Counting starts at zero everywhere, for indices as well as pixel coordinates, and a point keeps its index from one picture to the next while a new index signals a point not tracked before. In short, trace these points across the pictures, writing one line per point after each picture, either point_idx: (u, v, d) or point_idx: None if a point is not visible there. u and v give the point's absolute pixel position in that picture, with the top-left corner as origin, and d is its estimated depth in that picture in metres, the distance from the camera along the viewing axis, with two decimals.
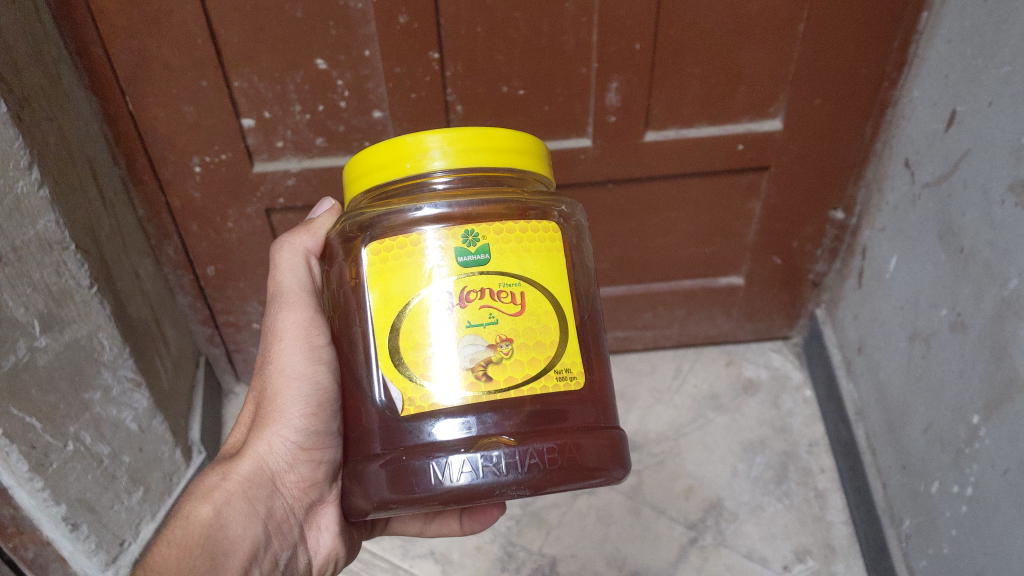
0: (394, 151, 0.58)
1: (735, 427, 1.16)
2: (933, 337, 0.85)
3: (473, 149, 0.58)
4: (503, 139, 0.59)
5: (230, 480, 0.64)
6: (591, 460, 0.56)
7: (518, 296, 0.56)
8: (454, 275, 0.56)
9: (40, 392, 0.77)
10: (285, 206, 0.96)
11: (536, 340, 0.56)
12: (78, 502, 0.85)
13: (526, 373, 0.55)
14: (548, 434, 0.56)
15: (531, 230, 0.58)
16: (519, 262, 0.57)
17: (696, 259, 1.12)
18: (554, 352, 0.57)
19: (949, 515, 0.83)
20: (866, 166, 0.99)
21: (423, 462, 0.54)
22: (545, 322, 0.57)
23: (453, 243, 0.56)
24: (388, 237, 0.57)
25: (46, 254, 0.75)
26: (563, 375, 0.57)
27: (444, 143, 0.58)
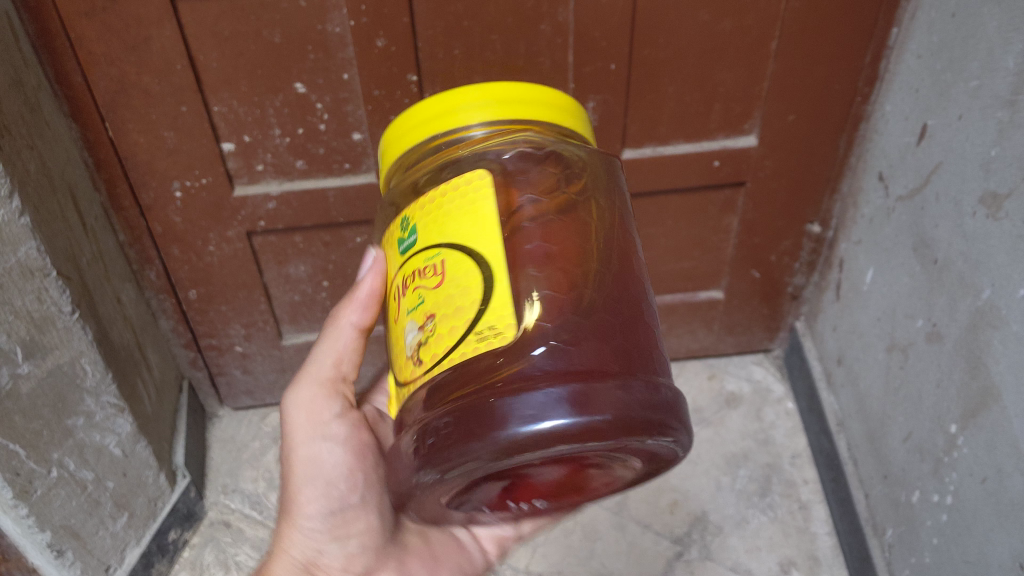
0: (424, 116, 0.57)
1: (718, 440, 1.16)
2: (910, 347, 0.87)
3: (499, 101, 0.55)
4: (530, 93, 0.56)
5: None
6: (649, 402, 0.50)
7: (439, 266, 0.51)
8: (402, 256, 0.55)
9: (24, 419, 0.77)
10: (266, 228, 0.97)
11: (459, 305, 0.50)
12: (62, 529, 0.85)
13: (450, 343, 0.50)
14: (607, 374, 0.49)
15: (457, 182, 0.52)
16: (444, 226, 0.52)
17: (676, 274, 1.13)
18: (475, 313, 0.49)
19: (930, 524, 0.83)
20: (841, 180, 1.01)
21: (475, 405, 0.48)
22: (472, 284, 0.50)
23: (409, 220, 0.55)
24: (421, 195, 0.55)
25: (27, 280, 0.75)
26: (483, 336, 0.49)
27: (480, 101, 0.55)
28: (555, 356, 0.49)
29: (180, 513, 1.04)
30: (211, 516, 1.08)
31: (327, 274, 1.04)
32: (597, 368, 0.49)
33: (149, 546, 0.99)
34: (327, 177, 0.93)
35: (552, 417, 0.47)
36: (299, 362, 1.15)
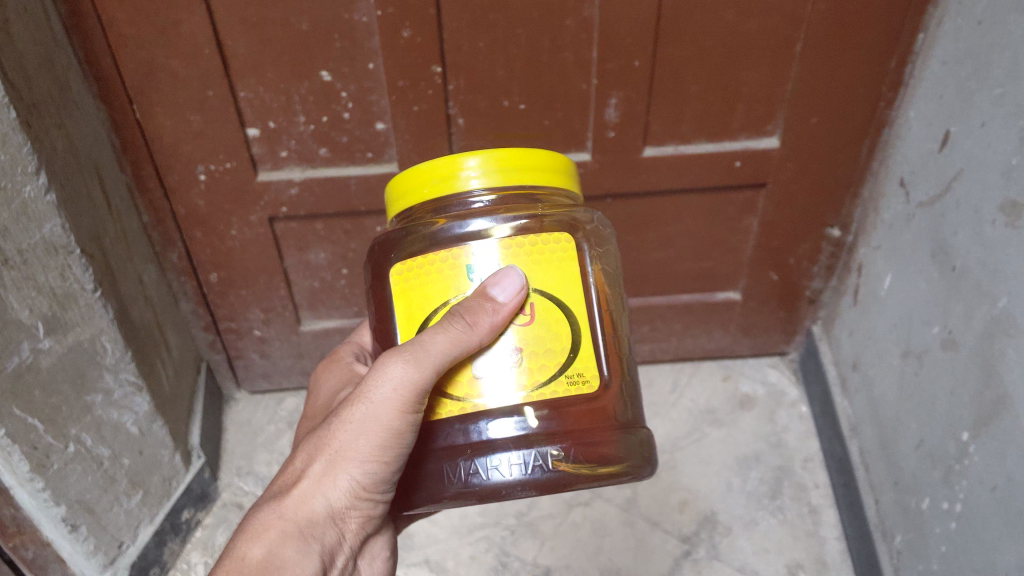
0: (436, 177, 0.60)
1: (731, 441, 1.16)
2: (926, 353, 0.86)
3: (513, 168, 0.60)
4: (543, 160, 0.61)
5: (284, 516, 0.60)
6: (611, 448, 0.61)
7: (530, 307, 0.59)
8: (456, 292, 0.59)
9: (43, 394, 0.78)
10: (288, 214, 0.98)
11: (546, 347, 0.59)
12: (77, 504, 0.86)
13: (534, 382, 0.59)
14: (577, 436, 0.60)
15: (540, 242, 0.60)
16: (529, 274, 0.59)
17: (694, 273, 1.14)
18: (563, 359, 0.59)
19: (939, 531, 0.83)
20: (862, 185, 1.00)
21: (474, 458, 0.59)
22: (555, 325, 0.59)
23: (463, 260, 0.59)
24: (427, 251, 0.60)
25: (51, 257, 0.76)
26: (573, 380, 0.59)
27: (483, 165, 0.59)
28: (544, 416, 0.60)
29: (194, 493, 1.05)
30: (224, 497, 1.10)
31: (346, 262, 1.05)
32: (573, 426, 0.61)
33: (163, 525, 1.00)
34: (349, 166, 0.94)
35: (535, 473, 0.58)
36: (317, 348, 1.16)
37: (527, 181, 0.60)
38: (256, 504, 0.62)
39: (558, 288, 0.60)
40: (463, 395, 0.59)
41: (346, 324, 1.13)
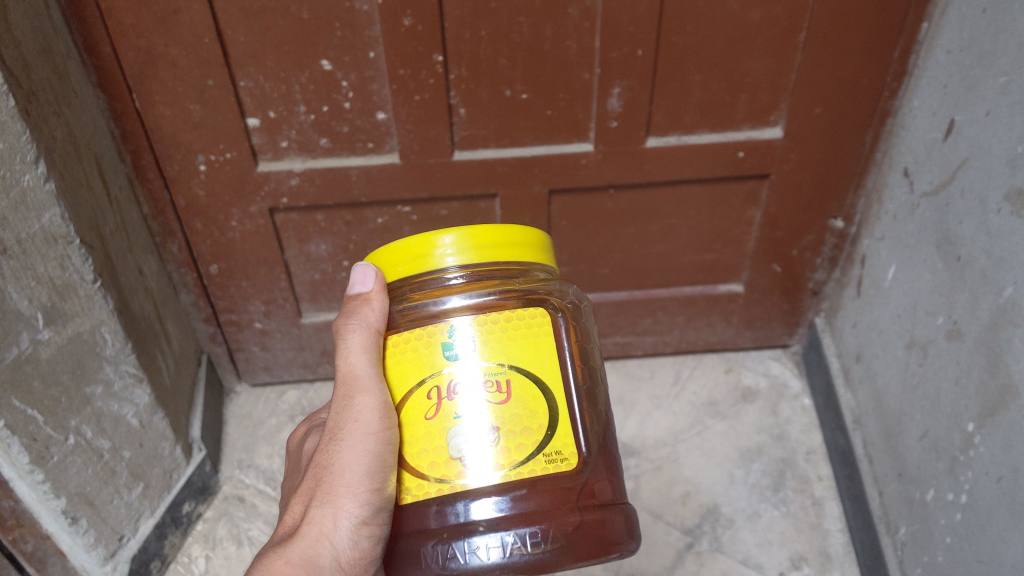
0: (414, 255, 0.65)
1: (733, 434, 1.16)
2: (930, 344, 0.86)
3: (487, 244, 0.65)
4: (519, 237, 0.66)
5: (291, 561, 0.65)
6: (586, 527, 0.63)
7: (504, 384, 0.62)
8: (434, 373, 0.62)
9: (42, 385, 0.77)
10: (288, 205, 0.97)
11: (523, 424, 0.62)
12: (77, 496, 0.86)
13: (511, 461, 0.61)
14: (552, 519, 0.62)
15: (515, 317, 0.64)
16: (504, 352, 0.63)
17: (697, 265, 1.13)
18: (541, 436, 0.62)
19: (944, 523, 0.83)
20: (866, 175, 1.00)
21: (459, 540, 0.61)
22: (531, 404, 0.62)
23: (439, 338, 0.62)
24: (413, 327, 0.64)
25: (50, 247, 0.76)
26: (550, 458, 0.62)
27: (458, 243, 0.64)
28: (519, 497, 0.62)
29: (195, 486, 1.05)
30: (225, 490, 1.09)
31: (347, 254, 1.05)
32: (549, 508, 0.63)
33: (164, 518, 0.99)
34: (349, 157, 0.94)
35: (513, 559, 0.61)
36: (318, 341, 1.16)
37: (501, 257, 0.65)
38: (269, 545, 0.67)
39: (531, 366, 0.63)
40: (443, 476, 0.61)
41: None
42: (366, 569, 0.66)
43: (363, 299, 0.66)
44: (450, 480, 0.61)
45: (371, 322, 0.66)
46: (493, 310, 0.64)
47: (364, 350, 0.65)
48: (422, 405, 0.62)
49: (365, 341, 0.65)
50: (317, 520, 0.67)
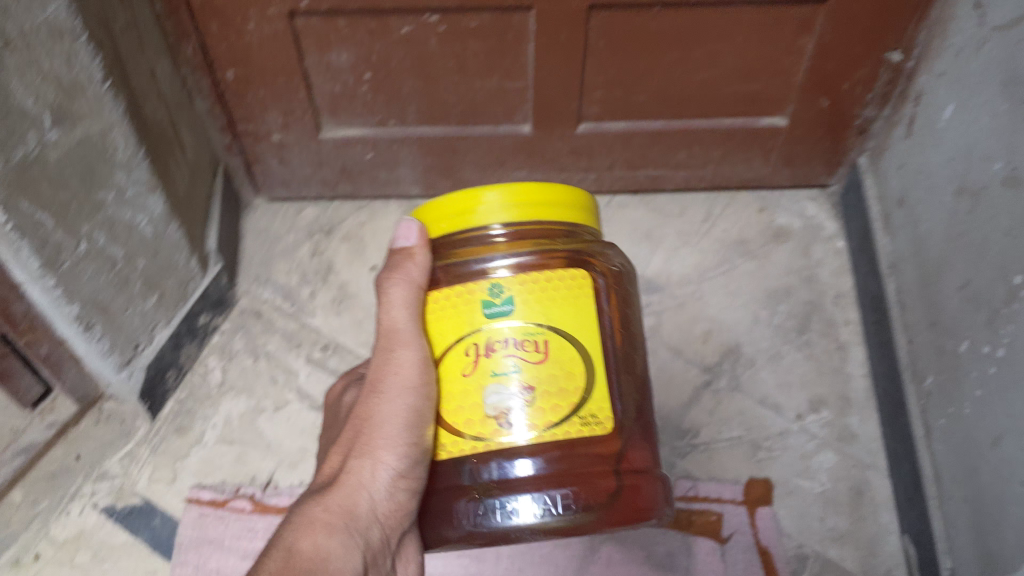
0: (459, 211, 0.65)
1: (760, 274, 1.12)
2: (983, 192, 0.81)
3: (530, 203, 0.64)
4: (562, 199, 0.66)
5: (326, 510, 0.65)
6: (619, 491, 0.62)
7: (542, 345, 0.61)
8: (475, 328, 0.62)
9: (52, 188, 0.74)
10: (309, 9, 0.91)
11: (558, 383, 0.61)
12: (91, 303, 0.84)
13: (545, 422, 0.60)
14: (585, 482, 0.61)
15: (555, 278, 0.62)
16: (542, 312, 0.62)
17: (739, 97, 1.06)
18: (577, 398, 0.61)
19: (976, 376, 0.81)
20: (931, 5, 0.92)
21: (494, 500, 0.61)
22: (567, 367, 0.61)
23: (479, 295, 0.62)
24: (454, 284, 0.64)
25: (57, 41, 0.71)
26: (586, 419, 0.61)
27: (503, 199, 0.64)
28: (552, 458, 0.62)
29: (212, 299, 1.03)
30: (242, 303, 1.08)
31: (369, 65, 0.99)
32: (581, 474, 0.62)
33: (180, 328, 0.98)
34: None
35: (548, 519, 0.60)
36: (338, 157, 1.12)
37: (543, 214, 0.65)
38: (301, 500, 0.67)
39: (569, 327, 0.62)
40: (478, 434, 0.61)
41: (369, 133, 1.08)
42: (400, 521, 0.67)
43: (406, 254, 0.66)
44: (487, 436, 0.60)
45: (414, 278, 0.66)
46: (532, 268, 0.63)
47: (406, 305, 0.65)
48: (460, 361, 0.62)
49: (406, 297, 0.65)
50: (355, 471, 0.67)
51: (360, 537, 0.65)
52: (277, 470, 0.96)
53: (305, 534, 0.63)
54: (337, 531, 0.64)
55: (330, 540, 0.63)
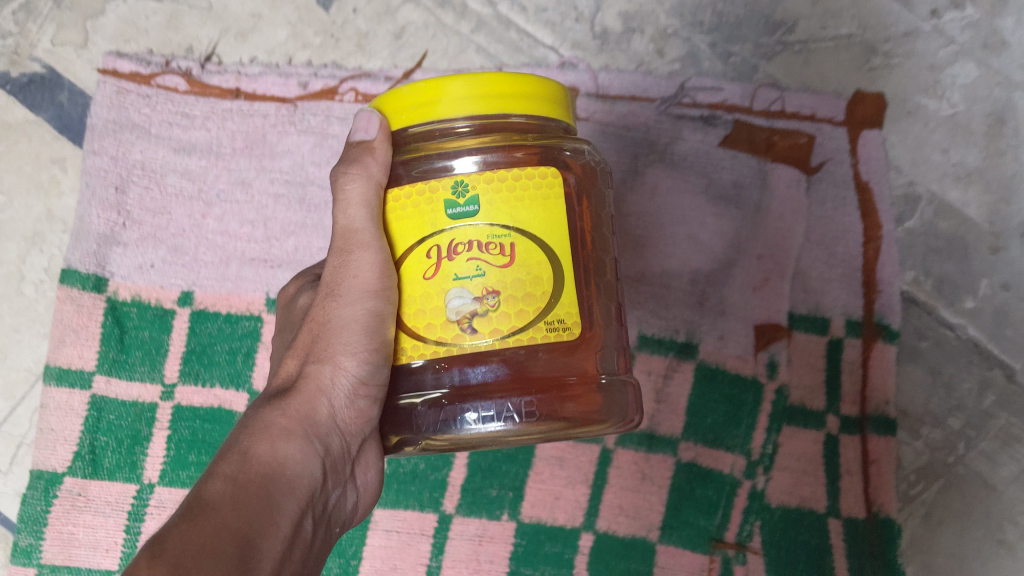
0: (417, 94, 0.44)
1: None
2: None
3: (506, 97, 0.43)
4: (542, 90, 0.45)
5: (285, 418, 0.45)
6: (598, 404, 0.45)
7: (510, 245, 0.42)
8: (438, 228, 0.42)
9: None
10: None
11: (529, 285, 0.43)
12: None
13: (504, 326, 0.42)
14: (557, 388, 0.44)
15: (528, 175, 0.43)
16: (510, 200, 0.42)
17: None
18: (549, 296, 0.43)
19: None
20: None
21: (456, 408, 0.44)
22: (536, 279, 0.43)
23: (442, 189, 0.42)
24: (409, 185, 0.44)
25: None
26: (556, 325, 0.43)
27: (474, 88, 0.43)
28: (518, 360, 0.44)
29: None
30: None
31: None
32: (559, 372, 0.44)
33: None
34: None
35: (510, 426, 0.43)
36: None
37: (522, 103, 0.44)
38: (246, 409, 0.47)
39: (545, 236, 0.43)
40: (442, 339, 0.43)
41: None
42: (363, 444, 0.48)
43: (366, 147, 0.45)
44: (449, 342, 0.42)
45: (372, 172, 0.45)
46: (504, 171, 0.43)
47: (362, 202, 0.44)
48: (419, 262, 0.43)
49: (366, 194, 0.44)
50: (304, 376, 0.47)
51: (318, 450, 0.45)
52: (220, 39, 0.70)
53: (255, 458, 0.43)
54: (290, 438, 0.44)
55: (281, 449, 0.44)
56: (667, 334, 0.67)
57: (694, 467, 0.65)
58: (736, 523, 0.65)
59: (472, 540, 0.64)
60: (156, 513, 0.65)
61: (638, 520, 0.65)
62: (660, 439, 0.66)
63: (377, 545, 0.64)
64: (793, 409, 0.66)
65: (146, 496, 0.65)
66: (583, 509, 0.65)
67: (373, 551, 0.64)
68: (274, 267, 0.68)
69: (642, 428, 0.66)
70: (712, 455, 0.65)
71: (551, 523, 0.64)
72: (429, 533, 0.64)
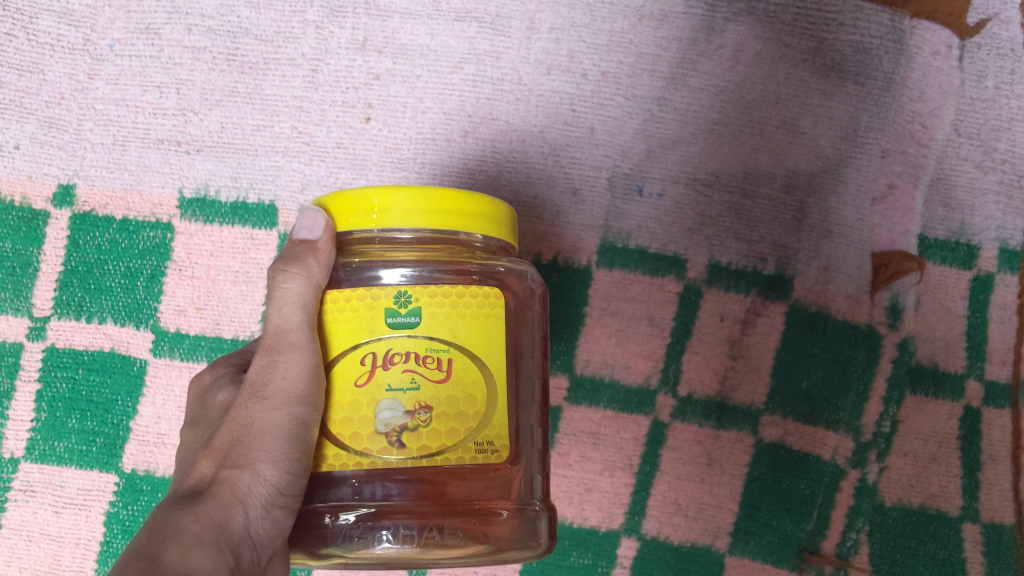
0: (361, 196, 0.33)
1: None
2: None
3: (460, 216, 0.33)
4: (494, 209, 0.34)
5: (189, 526, 0.32)
6: (523, 530, 0.35)
7: (448, 356, 0.32)
8: (371, 335, 0.32)
9: None
10: None
11: (467, 400, 0.32)
12: None
13: (433, 450, 0.32)
14: (484, 511, 0.34)
15: (471, 290, 0.33)
16: (448, 313, 0.32)
17: None
18: (487, 415, 0.33)
19: None
20: None
21: (370, 517, 0.33)
22: (472, 399, 0.33)
23: (379, 294, 0.32)
24: (342, 297, 0.33)
25: None
26: (489, 447, 0.33)
27: (422, 203, 0.32)
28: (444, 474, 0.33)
29: None
30: None
31: None
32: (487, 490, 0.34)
33: None
34: None
35: (429, 550, 0.33)
36: None
37: (479, 220, 0.33)
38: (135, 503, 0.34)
39: (490, 360, 0.33)
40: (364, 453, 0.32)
41: None
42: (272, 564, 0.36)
43: (309, 247, 0.33)
44: (369, 458, 0.32)
45: (312, 274, 0.33)
46: (446, 294, 0.32)
47: (300, 303, 0.33)
48: (343, 368, 0.33)
49: (301, 295, 0.33)
50: (213, 480, 0.34)
51: (228, 565, 0.33)
52: None
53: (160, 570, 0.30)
54: (199, 549, 0.32)
55: (190, 559, 0.31)
56: (749, 264, 0.47)
57: (780, 450, 0.47)
58: (837, 529, 0.47)
59: None
60: (22, 499, 0.46)
61: (700, 523, 0.47)
62: (733, 410, 0.47)
63: None
64: (921, 369, 0.47)
65: (7, 475, 0.46)
66: (623, 505, 0.47)
67: None
68: (190, 153, 0.47)
69: (709, 395, 0.47)
70: (808, 435, 0.47)
71: (578, 524, 0.47)
72: None
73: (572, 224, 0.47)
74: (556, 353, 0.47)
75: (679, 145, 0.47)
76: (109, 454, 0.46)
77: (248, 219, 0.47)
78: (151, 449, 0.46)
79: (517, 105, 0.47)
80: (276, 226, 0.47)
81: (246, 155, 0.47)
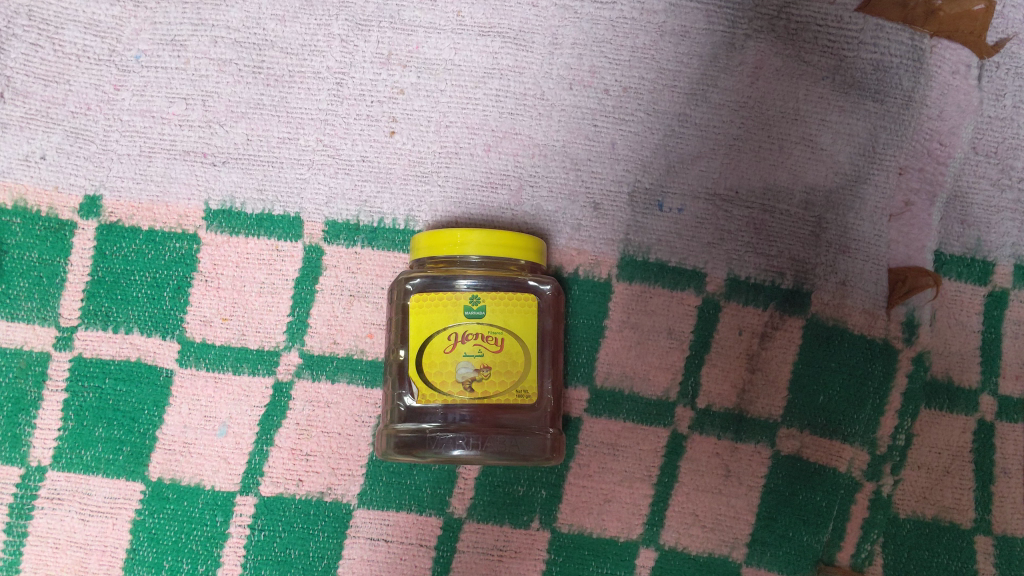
0: (439, 235, 0.42)
1: None
2: None
3: (516, 254, 0.42)
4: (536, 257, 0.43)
5: None
6: (545, 446, 0.44)
7: (499, 339, 0.42)
8: (444, 328, 0.41)
9: None
10: None
11: (510, 370, 0.42)
12: None
13: (489, 392, 0.41)
14: (519, 436, 0.43)
15: (515, 304, 0.42)
16: (497, 322, 0.42)
17: None
18: (527, 360, 0.42)
19: None
20: None
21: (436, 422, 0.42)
22: (516, 360, 0.42)
23: (457, 299, 0.41)
24: (428, 300, 0.42)
25: None
26: (525, 392, 0.42)
27: (488, 243, 0.41)
28: (488, 418, 0.43)
29: None
30: None
31: None
32: (520, 426, 0.43)
33: None
34: None
35: (479, 456, 0.42)
36: None
37: (533, 257, 0.43)
38: None
39: (528, 336, 0.42)
40: (443, 381, 0.41)
41: None
42: None
43: None
44: (444, 390, 0.41)
45: None
46: (496, 320, 0.42)
47: None
48: (429, 345, 0.41)
49: None
50: None
51: None
52: None
53: None
54: None
55: None
56: (768, 278, 0.48)
57: (797, 462, 0.47)
58: (851, 540, 0.47)
59: (489, 557, 0.47)
60: (49, 507, 0.46)
61: (718, 533, 0.47)
62: (752, 422, 0.47)
63: (358, 558, 0.47)
64: (935, 384, 0.48)
65: (34, 484, 0.46)
66: (642, 516, 0.47)
67: (351, 567, 0.46)
68: (215, 165, 0.47)
69: (728, 408, 0.48)
70: (824, 448, 0.47)
71: (597, 534, 0.47)
72: (430, 543, 0.47)
73: (592, 238, 0.47)
74: (576, 365, 0.48)
75: (699, 160, 0.48)
76: (136, 462, 0.46)
77: (273, 230, 0.47)
78: (176, 458, 0.47)
79: (539, 120, 0.48)
80: (302, 238, 0.47)
81: (271, 168, 0.47)
